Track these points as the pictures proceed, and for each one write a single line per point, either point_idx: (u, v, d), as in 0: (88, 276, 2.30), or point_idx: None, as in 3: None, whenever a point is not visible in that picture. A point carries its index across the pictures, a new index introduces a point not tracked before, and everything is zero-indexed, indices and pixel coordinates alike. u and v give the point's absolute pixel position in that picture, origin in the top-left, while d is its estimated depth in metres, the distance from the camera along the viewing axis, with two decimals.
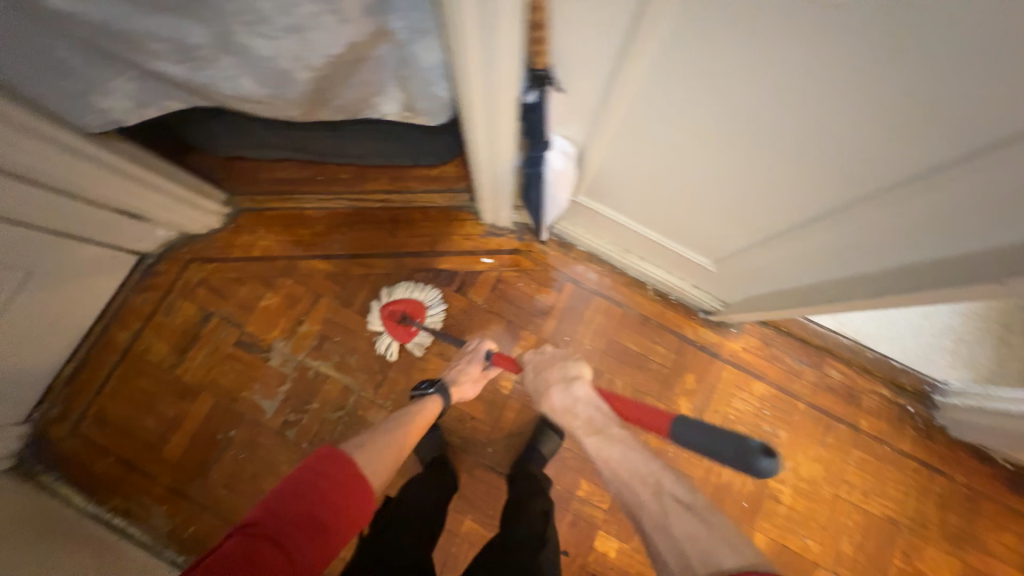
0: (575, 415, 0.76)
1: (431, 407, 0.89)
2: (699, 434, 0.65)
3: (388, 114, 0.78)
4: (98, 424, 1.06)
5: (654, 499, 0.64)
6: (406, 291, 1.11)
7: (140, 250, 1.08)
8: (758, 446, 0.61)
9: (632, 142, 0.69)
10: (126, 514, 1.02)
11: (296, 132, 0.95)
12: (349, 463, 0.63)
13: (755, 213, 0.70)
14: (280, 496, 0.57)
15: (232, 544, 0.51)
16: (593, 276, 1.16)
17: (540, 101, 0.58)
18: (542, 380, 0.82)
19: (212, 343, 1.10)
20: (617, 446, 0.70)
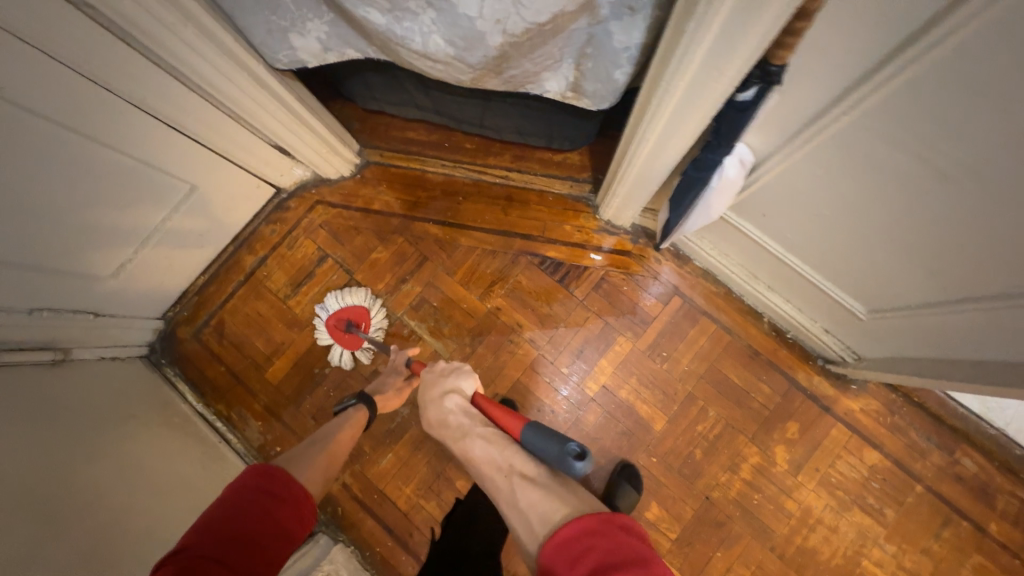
0: (449, 426, 0.79)
1: (358, 415, 0.90)
2: (536, 436, 0.67)
3: (550, 92, 0.77)
4: (216, 334, 1.16)
5: (505, 482, 0.68)
6: (346, 299, 1.11)
7: (279, 184, 1.16)
8: (575, 450, 0.62)
9: (827, 164, 0.62)
10: (226, 421, 1.12)
11: (447, 97, 0.96)
12: (273, 471, 0.65)
13: (952, 269, 0.62)
14: (214, 516, 0.56)
15: (169, 568, 0.49)
16: (705, 295, 1.09)
17: (755, 101, 0.54)
18: (423, 393, 0.86)
19: (324, 283, 1.16)
20: (478, 441, 0.74)
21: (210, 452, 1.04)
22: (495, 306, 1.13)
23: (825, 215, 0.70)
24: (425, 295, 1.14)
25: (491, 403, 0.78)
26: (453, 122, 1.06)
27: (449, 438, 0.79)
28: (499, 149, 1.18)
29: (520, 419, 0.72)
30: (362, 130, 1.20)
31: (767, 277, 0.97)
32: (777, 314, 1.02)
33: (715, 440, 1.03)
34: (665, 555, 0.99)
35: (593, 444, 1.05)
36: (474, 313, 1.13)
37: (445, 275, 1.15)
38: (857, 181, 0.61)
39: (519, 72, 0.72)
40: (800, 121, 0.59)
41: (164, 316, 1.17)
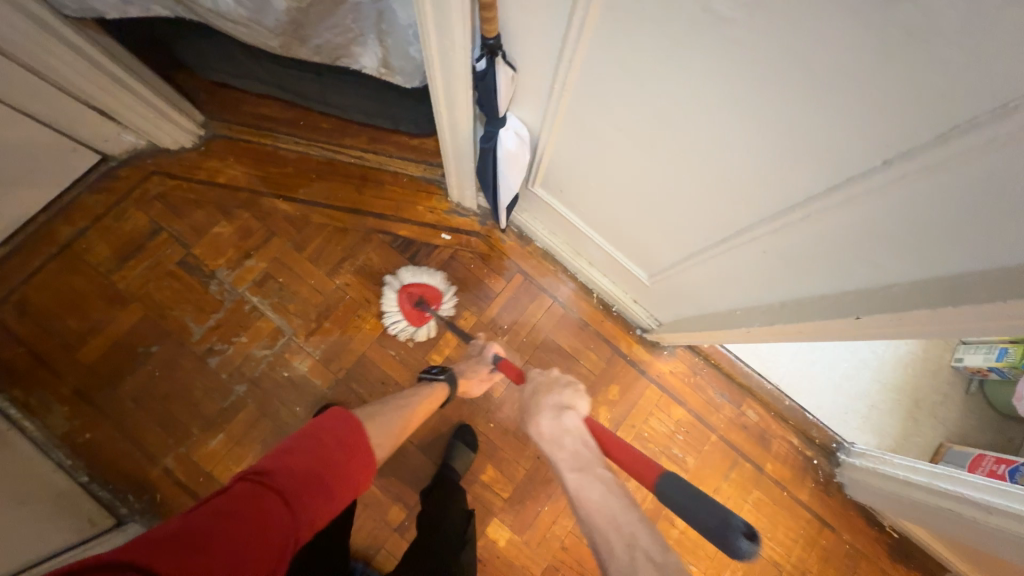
0: (563, 447, 0.71)
1: (436, 392, 0.91)
2: (693, 501, 0.60)
3: (366, 67, 0.80)
4: (17, 312, 1.04)
5: (626, 552, 0.57)
6: (421, 277, 1.11)
7: (106, 151, 1.09)
8: (744, 528, 0.57)
9: (578, 139, 0.73)
10: (24, 407, 1.00)
11: (283, 69, 0.98)
12: (352, 419, 0.60)
13: (684, 230, 0.75)
14: (294, 450, 0.54)
15: (242, 488, 0.49)
16: (543, 272, 1.18)
17: (489, 71, 0.64)
18: (536, 398, 0.79)
19: (155, 257, 1.10)
20: (598, 488, 0.65)
21: None
22: (344, 283, 1.14)
23: (601, 188, 0.81)
24: (271, 270, 1.12)
25: (619, 441, 0.70)
26: (299, 97, 1.06)
27: (561, 461, 0.69)
28: (355, 130, 1.21)
29: (655, 467, 0.65)
30: (207, 101, 1.16)
31: (586, 254, 1.08)
32: (602, 289, 1.15)
33: None
34: (497, 514, 1.06)
35: (436, 412, 1.09)
36: (322, 289, 1.13)
37: (293, 251, 1.14)
38: (604, 153, 0.72)
39: (322, 43, 0.76)
40: (544, 94, 0.68)
41: None
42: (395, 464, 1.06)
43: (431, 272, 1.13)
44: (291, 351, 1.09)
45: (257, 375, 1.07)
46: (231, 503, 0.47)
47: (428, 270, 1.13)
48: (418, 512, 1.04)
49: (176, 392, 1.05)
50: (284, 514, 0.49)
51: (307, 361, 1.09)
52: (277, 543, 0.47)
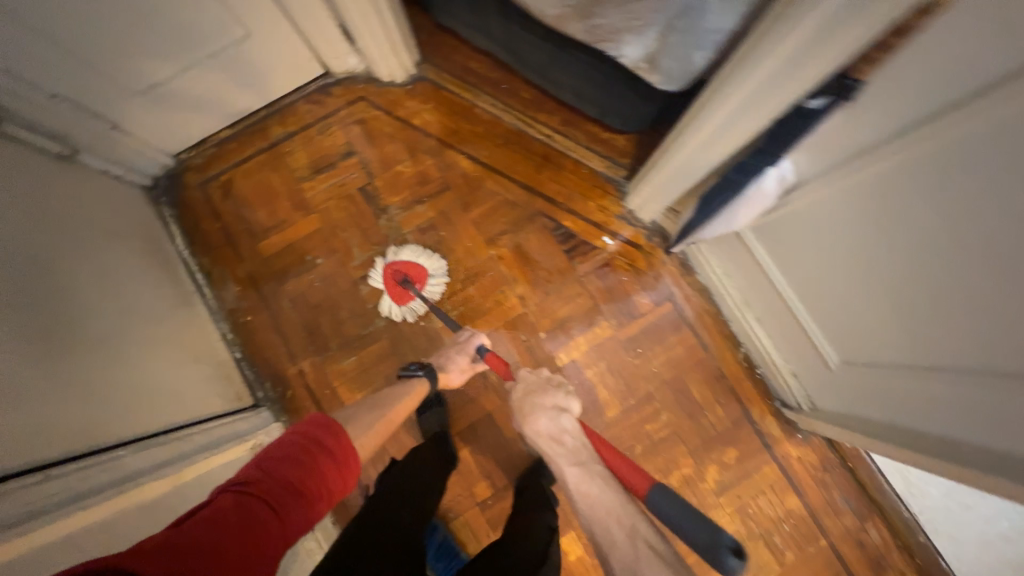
0: (563, 445, 0.74)
1: (419, 387, 0.88)
2: (683, 517, 0.63)
3: (624, 58, 0.77)
4: (221, 191, 1.15)
5: (628, 542, 0.61)
6: (411, 254, 1.09)
7: (330, 67, 1.15)
8: (729, 543, 0.61)
9: (855, 202, 0.65)
10: (207, 276, 1.12)
11: (520, 35, 0.96)
12: (327, 426, 0.59)
13: (925, 339, 0.64)
14: (273, 458, 0.53)
15: (225, 500, 0.48)
16: (693, 308, 1.11)
17: (819, 111, 0.62)
18: (530, 401, 0.80)
19: (342, 177, 1.16)
20: (597, 480, 0.68)
21: (182, 299, 1.04)
22: (497, 254, 1.14)
23: (833, 256, 0.73)
24: (435, 222, 1.15)
25: (614, 450, 0.72)
26: (519, 63, 1.04)
27: (560, 458, 0.73)
28: (551, 109, 1.18)
29: (645, 476, 0.68)
30: (426, 43, 1.19)
31: (759, 308, 1.00)
32: (757, 348, 1.06)
33: (658, 442, 1.07)
34: (575, 527, 1.05)
35: None
36: (476, 254, 1.14)
37: (460, 209, 1.15)
38: (874, 228, 0.64)
39: (603, 23, 0.72)
40: (849, 150, 0.64)
41: (175, 158, 1.15)
42: (495, 444, 1.08)
43: (430, 254, 1.11)
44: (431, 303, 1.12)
45: (397, 315, 1.11)
46: (218, 513, 0.46)
47: (428, 251, 1.11)
48: (503, 496, 1.05)
49: (326, 306, 1.12)
50: (271, 522, 0.48)
51: (443, 317, 1.11)
52: (267, 549, 0.47)
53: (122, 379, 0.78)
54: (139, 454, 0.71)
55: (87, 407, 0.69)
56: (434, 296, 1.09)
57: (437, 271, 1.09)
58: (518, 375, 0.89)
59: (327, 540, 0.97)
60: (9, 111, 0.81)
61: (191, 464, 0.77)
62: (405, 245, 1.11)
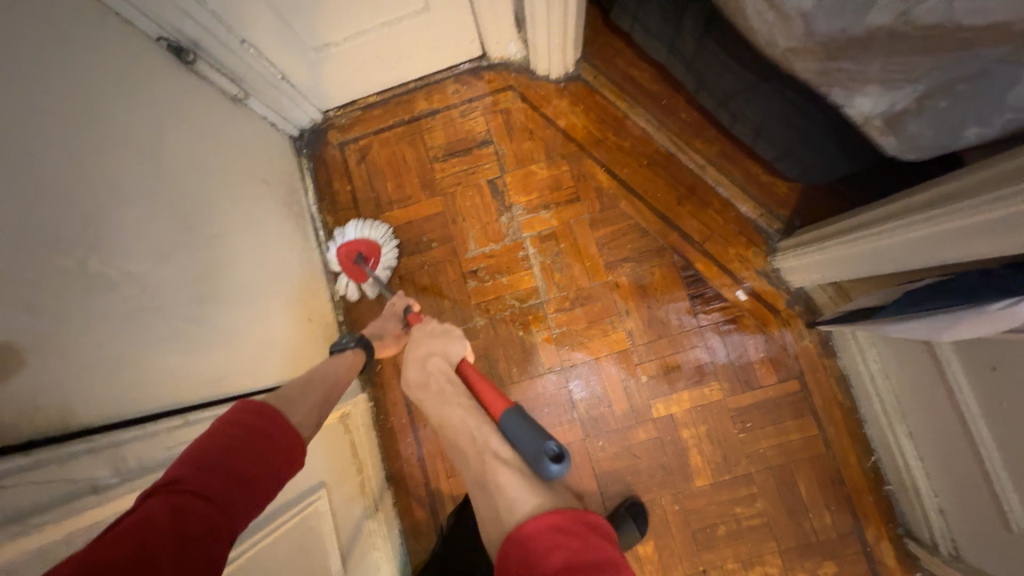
0: (430, 389, 0.73)
1: (353, 357, 0.79)
2: (517, 428, 0.62)
3: (852, 110, 0.65)
4: (358, 155, 1.16)
5: (477, 457, 0.61)
6: (358, 230, 1.08)
7: (488, 51, 1.11)
8: (551, 450, 0.58)
9: None
10: (328, 235, 1.14)
11: (710, 57, 0.85)
12: (260, 411, 0.54)
13: None
14: (206, 453, 0.47)
15: (157, 504, 0.41)
16: (823, 395, 0.98)
17: None
18: (406, 354, 0.80)
19: (473, 165, 1.13)
20: (458, 410, 0.68)
21: (307, 254, 1.06)
22: (613, 281, 1.06)
23: None
24: (558, 232, 1.09)
25: (480, 381, 0.73)
26: (696, 82, 0.94)
27: (429, 402, 0.72)
28: (711, 135, 1.06)
29: (505, 401, 0.68)
30: (591, 41, 1.11)
31: (917, 422, 0.84)
32: (896, 461, 0.91)
33: (745, 530, 0.97)
34: None
35: (629, 458, 1.01)
36: (591, 276, 1.07)
37: (586, 224, 1.08)
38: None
39: (850, 70, 0.59)
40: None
41: (324, 114, 1.17)
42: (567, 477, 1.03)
43: (373, 224, 1.09)
44: (533, 315, 1.07)
45: (497, 319, 1.08)
46: (150, 517, 0.39)
47: (372, 223, 1.10)
48: None
49: (430, 291, 1.10)
50: (214, 513, 0.43)
51: (543, 333, 1.07)
52: (212, 540, 0.42)
53: (254, 334, 0.79)
54: None
55: (222, 352, 0.70)
56: (389, 264, 1.08)
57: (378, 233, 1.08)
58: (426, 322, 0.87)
59: (386, 524, 1.00)
60: (205, 50, 0.85)
61: None
62: (347, 225, 1.10)
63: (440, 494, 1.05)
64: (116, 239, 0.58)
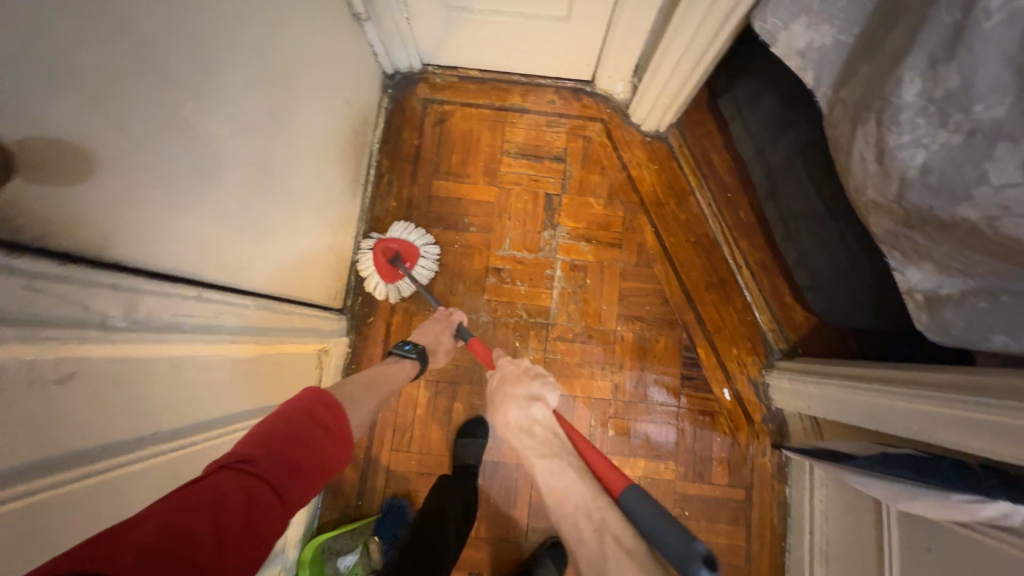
0: (532, 436, 0.72)
1: (409, 367, 0.85)
2: (646, 515, 0.57)
3: (899, 276, 0.71)
4: (437, 115, 1.16)
5: (594, 538, 0.55)
6: (401, 231, 1.05)
7: (597, 80, 1.15)
8: (701, 552, 0.52)
9: None
10: (377, 176, 1.13)
11: (794, 176, 0.90)
12: (329, 401, 0.56)
13: None
14: (274, 433, 0.49)
15: (226, 479, 0.42)
16: (761, 514, 1.02)
17: None
18: (503, 391, 0.80)
19: (539, 173, 1.15)
20: (569, 474, 0.64)
21: (353, 184, 1.06)
22: (619, 334, 1.09)
23: None
24: (590, 267, 1.11)
25: (591, 445, 0.69)
26: (770, 191, 0.99)
27: (531, 449, 0.70)
28: (758, 242, 1.11)
29: (625, 476, 0.63)
30: (689, 113, 1.16)
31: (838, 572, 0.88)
32: None
33: None
34: None
35: None
36: (604, 320, 1.09)
37: (618, 271, 1.11)
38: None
39: (919, 242, 0.65)
40: None
41: (423, 66, 1.17)
42: (505, 495, 1.04)
43: (414, 229, 1.06)
44: (536, 332, 1.08)
45: (501, 321, 1.09)
46: (216, 494, 0.40)
47: (414, 228, 1.07)
48: (479, 546, 1.01)
49: (449, 269, 1.10)
50: (272, 503, 0.44)
51: (537, 352, 1.08)
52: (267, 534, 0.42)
53: (283, 238, 0.78)
54: (259, 311, 0.70)
55: (253, 244, 0.69)
56: (423, 276, 1.06)
57: (425, 243, 1.06)
58: (499, 363, 0.87)
59: None
60: None
61: (266, 345, 0.73)
62: (391, 227, 1.07)
63: (378, 462, 1.04)
64: (215, 98, 0.56)
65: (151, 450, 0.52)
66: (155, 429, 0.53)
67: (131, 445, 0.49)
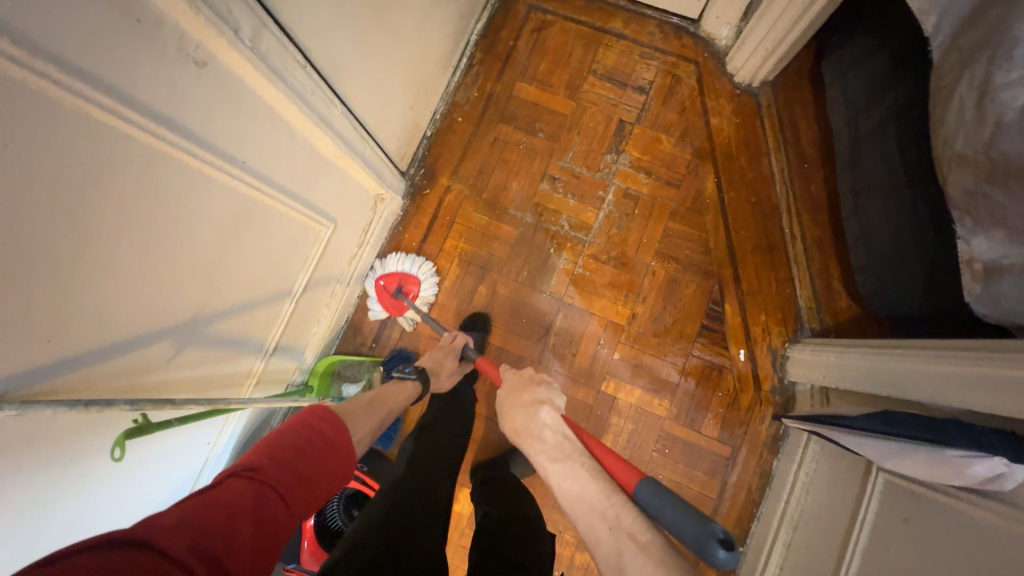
0: (544, 440, 0.70)
1: (411, 387, 0.85)
2: (668, 508, 0.59)
3: (962, 241, 0.67)
4: (539, 22, 1.20)
5: (611, 535, 0.56)
6: (398, 264, 1.10)
7: (704, 19, 1.14)
8: (717, 534, 0.54)
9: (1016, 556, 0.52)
10: (467, 66, 1.20)
11: (882, 141, 0.86)
12: (331, 422, 0.64)
13: None
14: (280, 446, 0.56)
15: (237, 485, 0.49)
16: (740, 474, 1.02)
17: None
18: (508, 401, 0.78)
19: (619, 100, 1.16)
20: (583, 476, 0.64)
21: (445, 63, 1.13)
22: (651, 269, 1.10)
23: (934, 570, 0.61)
24: (642, 200, 1.12)
25: (601, 447, 0.68)
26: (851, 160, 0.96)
27: (542, 455, 0.69)
28: (821, 219, 1.07)
29: (634, 471, 0.64)
30: (788, 75, 1.13)
31: (801, 540, 0.88)
32: (757, 564, 0.95)
33: None
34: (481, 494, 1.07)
35: None
36: (639, 252, 1.11)
37: (669, 210, 1.12)
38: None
39: (995, 199, 0.62)
40: None
41: None
42: None
43: (414, 259, 1.11)
44: (572, 246, 1.12)
45: (542, 228, 1.13)
46: (229, 497, 0.47)
47: (413, 258, 1.11)
48: None
49: (508, 167, 1.16)
50: (279, 504, 0.51)
51: (568, 263, 1.12)
52: (276, 530, 0.49)
53: (377, 68, 0.86)
54: (344, 121, 0.79)
55: (352, 56, 0.77)
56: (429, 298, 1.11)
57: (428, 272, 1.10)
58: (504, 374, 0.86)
59: (345, 302, 1.08)
60: None
61: (340, 155, 0.82)
62: (387, 257, 1.11)
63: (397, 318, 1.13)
64: None
65: (239, 173, 0.62)
66: (245, 159, 0.63)
67: (228, 158, 0.60)
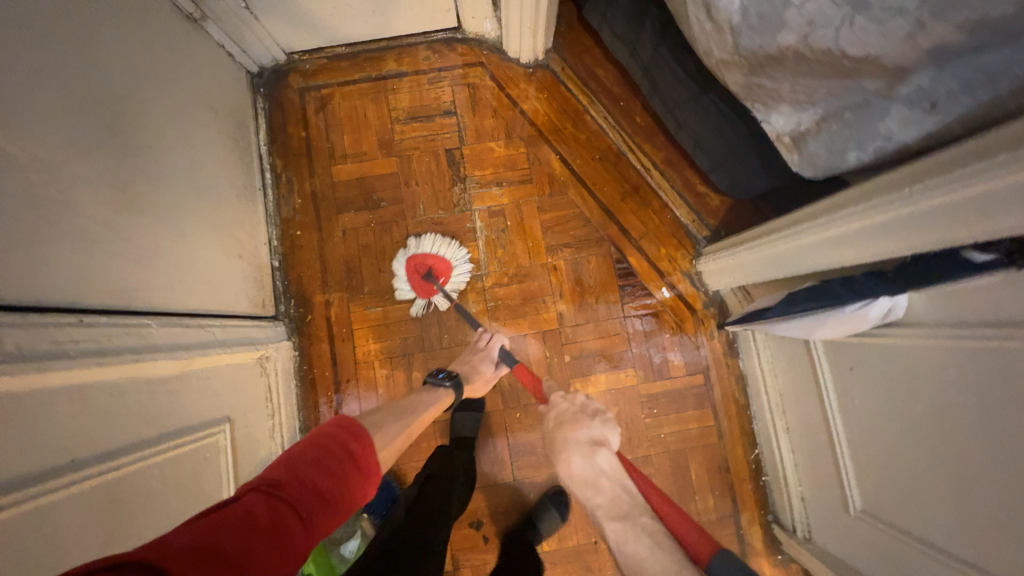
0: (601, 491, 0.71)
1: (444, 397, 0.87)
2: None
3: (767, 125, 0.73)
4: (318, 102, 1.14)
5: None
6: (430, 245, 1.07)
7: (464, 24, 1.13)
8: None
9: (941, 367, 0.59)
10: (275, 178, 1.12)
11: (664, 64, 0.91)
12: (358, 435, 0.60)
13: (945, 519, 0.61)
14: (303, 460, 0.53)
15: (255, 500, 0.46)
16: (722, 390, 1.08)
17: (979, 271, 0.51)
18: (562, 435, 0.77)
19: (433, 133, 1.14)
20: (644, 540, 0.65)
21: (250, 191, 1.04)
22: (552, 264, 1.11)
23: (897, 404, 0.68)
24: (508, 210, 1.12)
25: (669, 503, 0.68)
26: (650, 87, 1.00)
27: (599, 508, 0.71)
28: (660, 142, 1.12)
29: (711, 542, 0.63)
30: (562, 34, 1.16)
31: (794, 419, 0.95)
32: (775, 457, 1.02)
33: None
34: None
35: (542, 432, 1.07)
36: (532, 257, 1.11)
37: (535, 205, 1.13)
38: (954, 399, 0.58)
39: (767, 86, 0.67)
40: (969, 320, 0.55)
41: (288, 56, 1.14)
42: (483, 447, 1.07)
43: (450, 245, 1.08)
44: (473, 287, 1.10)
45: None
46: (241, 514, 0.44)
47: (448, 242, 1.08)
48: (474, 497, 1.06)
49: (371, 249, 1.10)
50: (295, 523, 0.47)
51: (478, 304, 1.10)
52: (288, 555, 0.45)
53: (177, 253, 0.77)
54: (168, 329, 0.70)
55: (138, 265, 0.68)
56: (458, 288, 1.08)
57: (458, 258, 1.07)
58: (551, 398, 0.85)
59: None
60: None
61: (188, 362, 0.73)
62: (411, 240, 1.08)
63: None
64: (33, 119, 0.54)
65: (89, 471, 0.53)
66: (72, 458, 0.53)
67: (61, 469, 0.51)
